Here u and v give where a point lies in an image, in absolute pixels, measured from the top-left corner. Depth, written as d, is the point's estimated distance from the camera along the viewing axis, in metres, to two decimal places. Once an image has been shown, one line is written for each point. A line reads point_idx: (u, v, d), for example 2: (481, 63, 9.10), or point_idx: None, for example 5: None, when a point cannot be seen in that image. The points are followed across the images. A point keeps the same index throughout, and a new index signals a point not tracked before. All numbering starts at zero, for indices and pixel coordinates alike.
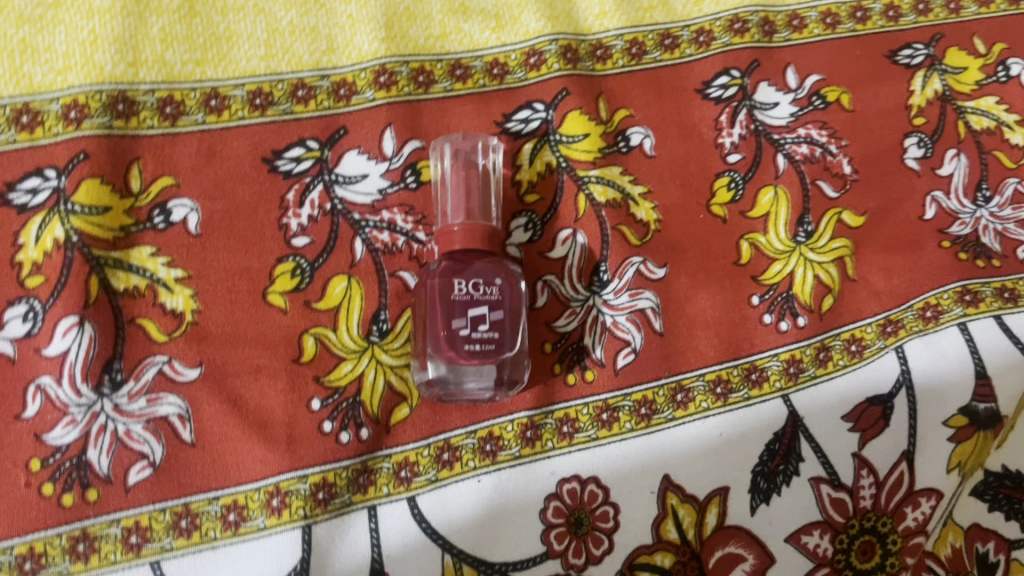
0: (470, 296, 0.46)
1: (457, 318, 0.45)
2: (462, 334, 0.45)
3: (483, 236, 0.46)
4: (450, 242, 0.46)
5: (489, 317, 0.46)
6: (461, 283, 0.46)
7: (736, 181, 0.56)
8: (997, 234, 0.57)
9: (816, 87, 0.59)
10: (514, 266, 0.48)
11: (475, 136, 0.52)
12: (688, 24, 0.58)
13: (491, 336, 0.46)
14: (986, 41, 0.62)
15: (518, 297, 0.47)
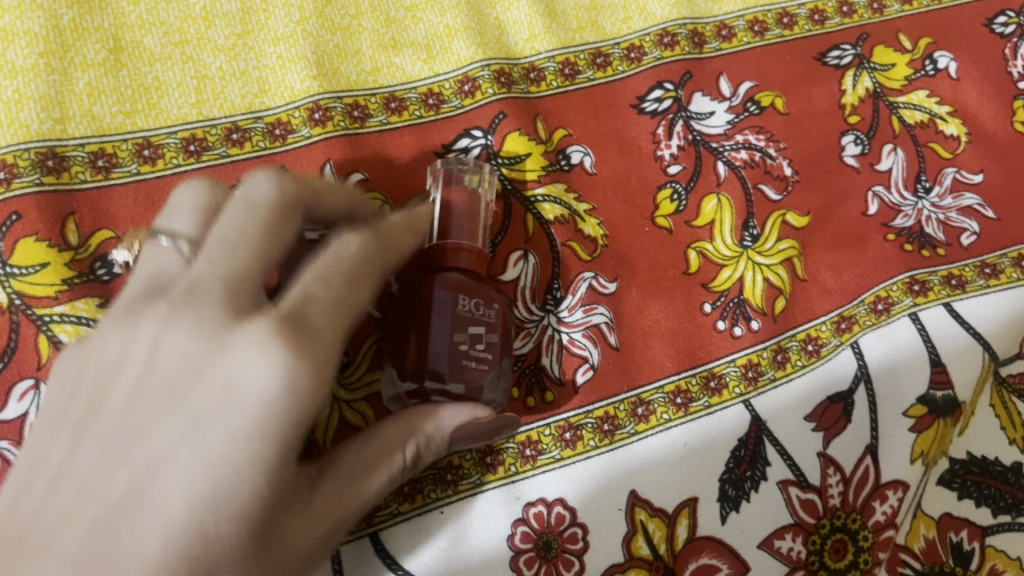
0: (472, 315, 0.44)
1: (457, 334, 0.43)
2: (462, 349, 0.43)
3: (470, 257, 0.46)
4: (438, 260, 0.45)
5: (485, 337, 0.44)
6: (465, 299, 0.44)
7: (679, 192, 0.56)
8: (941, 224, 0.58)
9: (749, 93, 0.59)
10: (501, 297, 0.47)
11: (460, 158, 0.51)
12: (619, 42, 0.59)
13: (486, 357, 0.44)
14: (911, 37, 0.63)
15: (506, 321, 0.46)
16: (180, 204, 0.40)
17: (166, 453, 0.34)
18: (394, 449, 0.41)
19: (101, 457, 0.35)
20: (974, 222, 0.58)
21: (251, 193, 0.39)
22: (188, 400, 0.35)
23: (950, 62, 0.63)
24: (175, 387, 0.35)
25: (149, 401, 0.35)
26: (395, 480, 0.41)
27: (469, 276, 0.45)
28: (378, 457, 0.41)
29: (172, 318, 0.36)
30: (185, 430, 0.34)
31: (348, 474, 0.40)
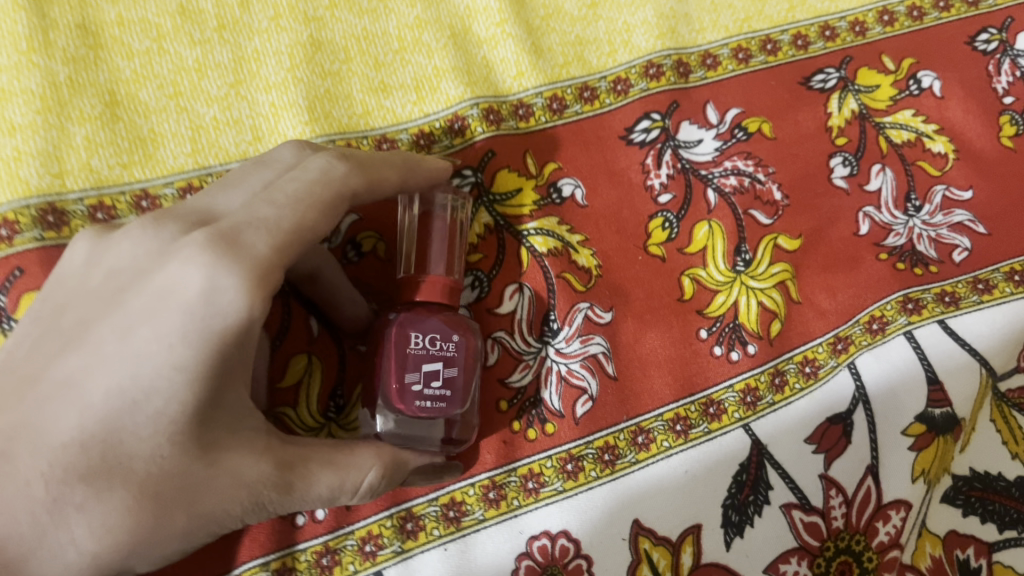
0: (426, 352, 0.44)
1: (410, 371, 0.44)
2: (414, 389, 0.44)
3: (444, 290, 0.46)
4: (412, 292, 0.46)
5: (443, 374, 0.45)
6: (418, 337, 0.45)
7: (670, 220, 0.57)
8: (932, 241, 0.58)
9: (736, 120, 0.60)
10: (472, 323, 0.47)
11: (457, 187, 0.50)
12: (605, 75, 0.59)
13: (443, 393, 0.45)
14: (895, 58, 0.64)
15: (472, 356, 0.46)
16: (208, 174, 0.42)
17: (96, 350, 0.37)
18: (350, 472, 0.41)
19: (52, 349, 0.38)
20: (965, 238, 0.58)
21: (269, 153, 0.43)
22: (122, 303, 0.37)
23: (934, 81, 0.63)
24: (112, 299, 0.38)
25: (94, 301, 0.38)
26: (338, 497, 0.42)
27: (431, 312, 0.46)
28: (338, 471, 0.41)
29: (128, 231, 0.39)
30: (114, 328, 0.37)
31: (301, 475, 0.40)
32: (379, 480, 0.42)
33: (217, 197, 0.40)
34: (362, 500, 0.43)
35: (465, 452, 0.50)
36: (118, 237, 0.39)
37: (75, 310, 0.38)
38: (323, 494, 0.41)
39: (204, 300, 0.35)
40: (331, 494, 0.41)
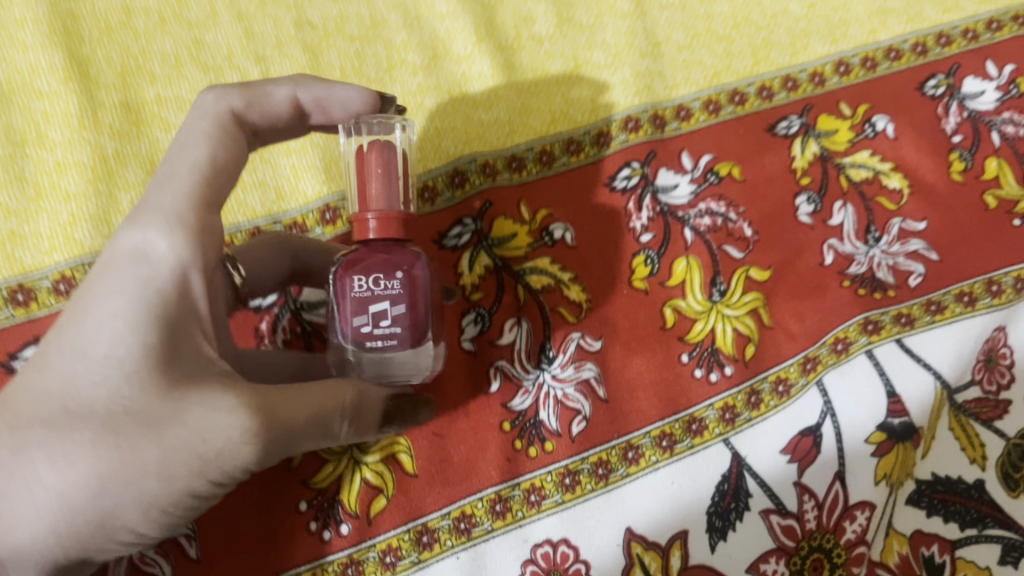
0: (371, 293, 0.45)
1: (357, 315, 0.45)
2: (364, 330, 0.45)
3: (398, 225, 0.46)
4: (364, 231, 0.45)
5: (391, 313, 0.45)
6: (362, 279, 0.44)
7: (651, 257, 0.63)
8: (890, 268, 0.64)
9: (709, 166, 0.67)
10: (420, 256, 0.46)
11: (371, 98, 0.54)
12: (589, 129, 0.66)
13: (392, 331, 0.45)
14: (851, 105, 0.70)
15: (422, 287, 0.46)
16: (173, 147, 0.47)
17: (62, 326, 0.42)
18: (327, 391, 0.45)
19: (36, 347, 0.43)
20: (921, 264, 0.64)
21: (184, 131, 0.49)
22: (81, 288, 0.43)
23: (887, 125, 0.70)
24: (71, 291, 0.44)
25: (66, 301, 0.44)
26: (325, 421, 0.45)
27: (372, 249, 0.45)
28: (314, 395, 0.45)
29: None
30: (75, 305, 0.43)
31: (280, 404, 0.43)
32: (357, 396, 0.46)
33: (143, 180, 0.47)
34: (349, 425, 0.46)
35: (473, 470, 0.56)
36: None
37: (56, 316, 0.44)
38: (312, 419, 0.44)
39: (145, 257, 0.43)
40: (315, 420, 0.45)
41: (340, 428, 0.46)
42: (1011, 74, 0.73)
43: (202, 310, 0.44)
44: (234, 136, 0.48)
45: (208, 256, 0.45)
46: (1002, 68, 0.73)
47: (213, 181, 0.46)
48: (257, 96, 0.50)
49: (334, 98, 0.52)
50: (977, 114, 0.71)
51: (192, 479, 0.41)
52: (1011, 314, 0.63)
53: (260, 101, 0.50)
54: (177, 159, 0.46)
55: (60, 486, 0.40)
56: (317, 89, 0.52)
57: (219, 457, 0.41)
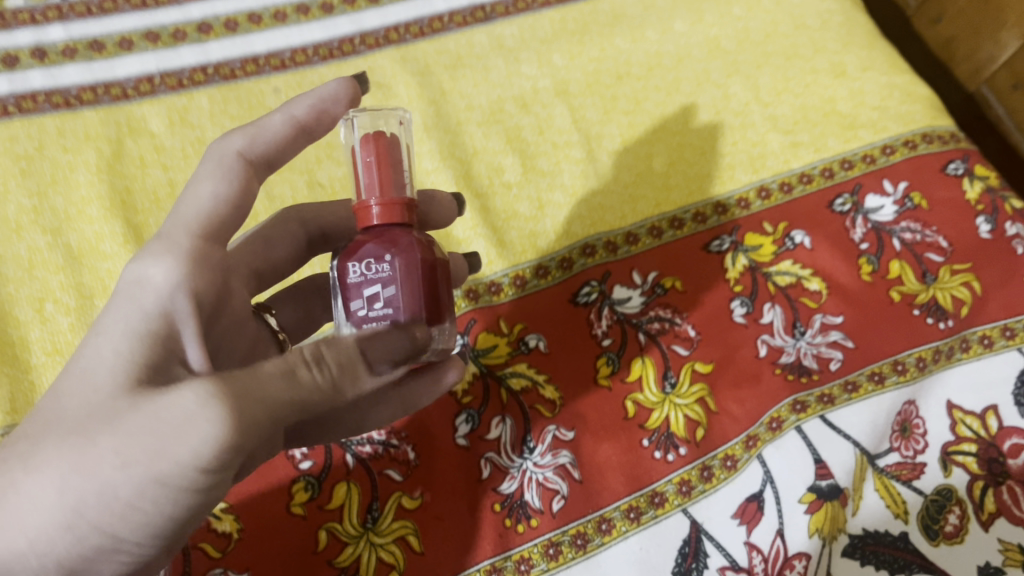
0: (364, 276, 0.45)
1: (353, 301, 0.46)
2: (360, 314, 0.46)
3: (401, 210, 0.48)
4: (367, 218, 0.48)
5: (382, 295, 0.45)
6: (356, 265, 0.46)
7: (612, 358, 0.75)
8: (815, 356, 0.76)
9: (656, 280, 0.80)
10: (416, 240, 0.47)
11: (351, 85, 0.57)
12: (554, 256, 0.80)
13: (385, 313, 0.45)
14: (773, 223, 0.84)
15: (417, 268, 0.46)
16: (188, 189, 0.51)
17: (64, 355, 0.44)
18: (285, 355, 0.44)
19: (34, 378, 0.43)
20: (839, 352, 0.76)
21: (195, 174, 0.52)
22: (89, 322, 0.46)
23: (805, 237, 0.83)
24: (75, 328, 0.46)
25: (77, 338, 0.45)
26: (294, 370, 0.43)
27: (372, 233, 0.47)
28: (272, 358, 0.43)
29: None
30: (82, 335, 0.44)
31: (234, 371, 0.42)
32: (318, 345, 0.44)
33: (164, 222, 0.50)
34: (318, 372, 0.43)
35: (471, 545, 0.66)
36: None
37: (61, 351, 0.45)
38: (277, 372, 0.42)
39: (139, 280, 0.45)
40: (283, 373, 0.42)
41: (308, 381, 0.43)
42: (905, 190, 0.87)
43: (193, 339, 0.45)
44: (242, 171, 0.51)
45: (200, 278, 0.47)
46: (897, 186, 0.87)
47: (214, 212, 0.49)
48: (257, 130, 0.53)
49: (329, 108, 0.56)
50: (879, 225, 0.84)
51: (153, 470, 0.39)
52: (918, 388, 0.76)
53: (263, 131, 0.54)
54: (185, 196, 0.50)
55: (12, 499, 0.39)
56: (311, 102, 0.55)
57: (178, 434, 0.39)
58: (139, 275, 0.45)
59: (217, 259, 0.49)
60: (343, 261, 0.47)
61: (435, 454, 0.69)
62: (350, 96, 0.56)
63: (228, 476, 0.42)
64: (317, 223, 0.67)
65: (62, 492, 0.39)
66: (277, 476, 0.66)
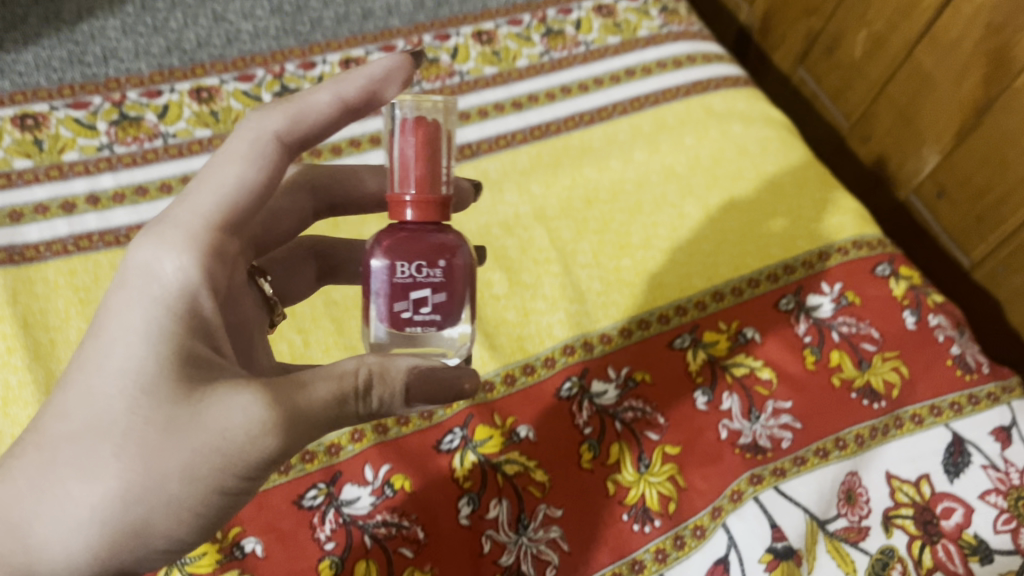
0: (415, 279, 0.56)
1: (399, 301, 0.56)
2: (406, 314, 0.56)
3: (435, 209, 0.57)
4: (403, 212, 0.57)
5: (430, 299, 0.56)
6: (406, 268, 0.56)
7: (593, 444, 0.86)
8: (768, 437, 0.88)
9: (629, 374, 0.92)
10: (456, 242, 0.57)
11: (403, 63, 0.62)
12: (539, 355, 0.92)
13: (431, 315, 0.57)
14: (727, 321, 0.97)
15: (458, 274, 0.57)
16: (211, 167, 0.56)
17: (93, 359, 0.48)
18: (337, 376, 0.50)
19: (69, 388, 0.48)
20: (790, 432, 0.88)
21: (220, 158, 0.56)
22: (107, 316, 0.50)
23: (755, 334, 0.96)
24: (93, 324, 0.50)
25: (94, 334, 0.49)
26: (344, 403, 0.49)
27: (411, 230, 0.57)
28: (331, 377, 0.49)
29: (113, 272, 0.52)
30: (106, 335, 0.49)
31: (295, 388, 0.48)
32: (371, 375, 0.50)
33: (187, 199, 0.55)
34: (362, 408, 0.50)
35: None
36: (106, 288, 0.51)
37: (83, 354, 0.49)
38: (328, 399, 0.49)
39: (153, 275, 0.50)
40: (336, 404, 0.49)
41: (352, 410, 0.50)
42: (840, 290, 1.00)
43: (213, 328, 0.51)
44: (274, 154, 0.58)
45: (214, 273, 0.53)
46: (833, 286, 1.01)
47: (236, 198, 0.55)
48: (300, 113, 0.59)
49: (374, 92, 0.61)
50: (819, 320, 0.97)
51: (216, 482, 0.46)
52: (858, 461, 0.87)
53: (305, 113, 0.60)
54: (196, 190, 0.55)
55: (78, 508, 0.44)
56: (348, 83, 0.60)
57: (241, 452, 0.46)
58: (159, 274, 0.50)
59: (229, 248, 0.55)
60: (390, 259, 0.56)
61: (441, 533, 0.79)
62: (402, 76, 0.62)
63: (262, 479, 0.49)
64: (331, 196, 0.78)
65: (132, 506, 0.45)
66: (306, 556, 0.76)
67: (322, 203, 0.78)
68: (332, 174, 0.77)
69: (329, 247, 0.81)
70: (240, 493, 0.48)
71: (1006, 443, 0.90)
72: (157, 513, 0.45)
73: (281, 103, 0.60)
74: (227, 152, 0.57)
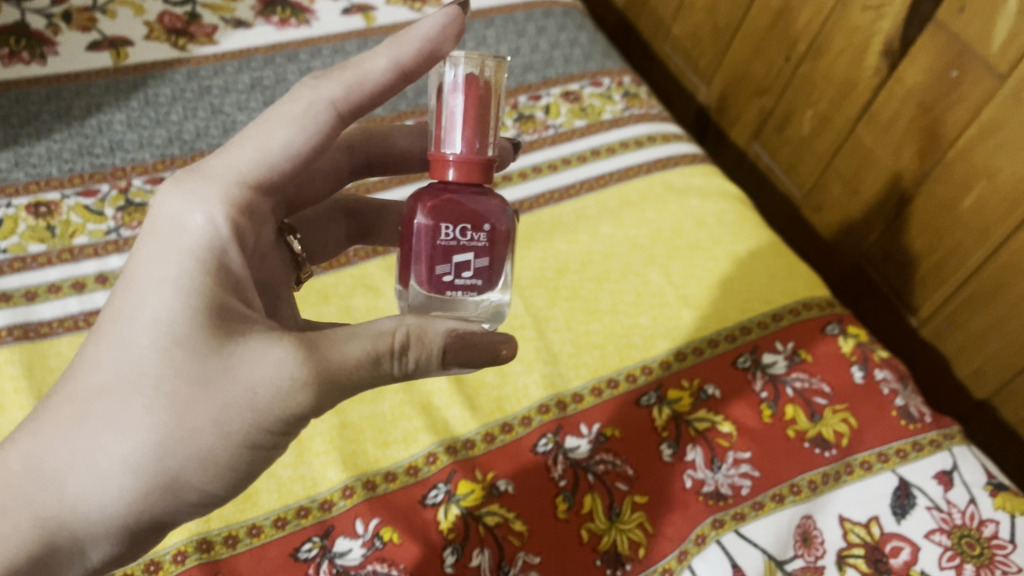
0: (460, 243, 0.65)
1: (443, 264, 0.66)
2: (449, 276, 0.66)
3: (476, 169, 0.65)
4: (445, 170, 0.66)
5: (472, 263, 0.66)
6: (453, 232, 0.65)
7: (568, 495, 0.93)
8: (729, 485, 0.95)
9: (600, 430, 0.99)
10: (500, 209, 0.66)
11: (455, 16, 0.69)
12: (516, 415, 1.00)
13: (473, 278, 0.67)
14: (689, 379, 1.05)
15: (500, 239, 0.66)
16: (257, 130, 0.66)
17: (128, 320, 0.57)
18: (376, 338, 0.59)
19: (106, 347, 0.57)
20: (749, 480, 0.96)
21: (263, 124, 0.66)
22: (139, 277, 0.59)
23: (715, 390, 1.04)
24: (128, 282, 0.59)
25: (128, 293, 0.59)
26: (380, 361, 0.59)
27: (454, 191, 0.66)
28: (371, 337, 0.59)
29: (147, 235, 0.61)
30: (139, 295, 0.58)
31: (337, 345, 0.58)
32: (406, 339, 0.60)
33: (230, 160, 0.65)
34: (397, 366, 0.60)
35: None
36: (142, 247, 0.61)
37: (118, 315, 0.58)
38: (366, 358, 0.58)
39: (185, 240, 0.60)
40: (372, 364, 0.59)
41: (387, 368, 0.60)
42: (793, 348, 1.09)
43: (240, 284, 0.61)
44: (322, 116, 0.66)
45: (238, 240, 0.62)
46: (786, 345, 1.09)
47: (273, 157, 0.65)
48: (360, 80, 0.68)
49: (433, 51, 0.68)
50: (774, 377, 1.06)
51: (241, 438, 0.56)
52: (812, 505, 0.94)
53: (365, 79, 0.68)
54: (241, 146, 0.65)
55: (114, 456, 0.54)
56: (403, 48, 0.67)
57: (273, 407, 0.56)
58: (191, 234, 0.60)
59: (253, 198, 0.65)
60: (436, 222, 0.65)
61: None
62: (453, 32, 0.69)
63: (300, 426, 0.59)
64: (370, 154, 0.90)
65: (165, 459, 0.55)
66: None
67: (362, 162, 0.90)
68: (372, 135, 0.90)
69: (361, 208, 0.93)
70: (262, 445, 0.58)
71: (948, 485, 0.98)
72: (188, 464, 0.55)
73: (342, 69, 0.68)
74: (273, 115, 0.66)
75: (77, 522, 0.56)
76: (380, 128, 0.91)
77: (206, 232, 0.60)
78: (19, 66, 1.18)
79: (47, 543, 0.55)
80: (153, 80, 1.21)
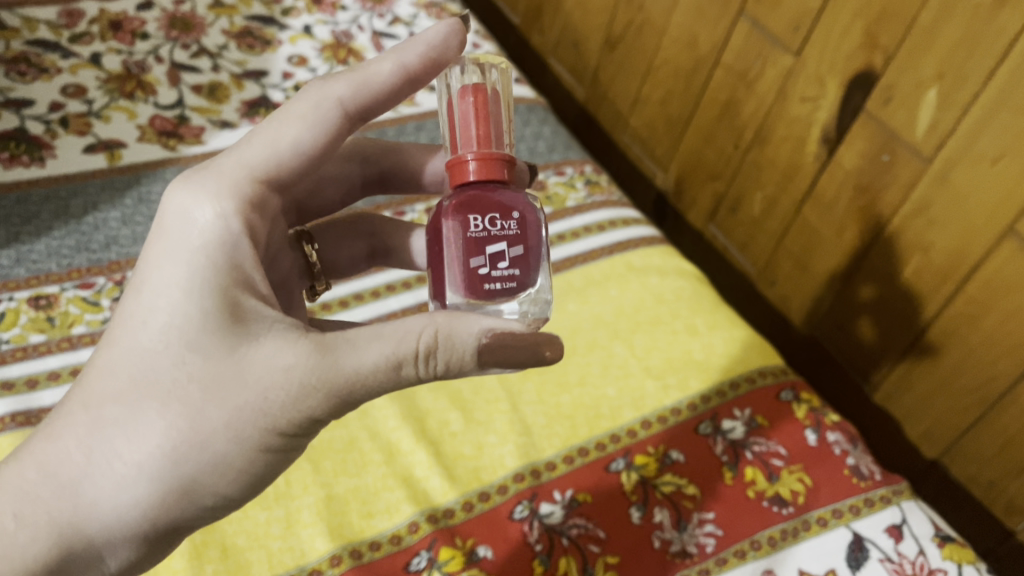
0: (492, 233, 0.72)
1: (477, 256, 0.71)
2: (485, 268, 0.71)
3: (494, 164, 0.74)
4: (465, 168, 0.74)
5: (505, 253, 0.72)
6: (484, 224, 0.72)
7: (544, 558, 0.99)
8: (695, 543, 1.02)
9: (573, 496, 1.05)
10: (525, 205, 0.74)
11: (457, 28, 0.78)
12: (493, 483, 1.05)
13: (507, 269, 0.72)
14: (655, 445, 1.12)
15: (528, 231, 0.73)
16: (269, 130, 0.76)
17: (142, 329, 0.67)
18: (401, 341, 0.64)
19: (121, 358, 0.67)
20: (713, 537, 1.02)
21: (273, 126, 0.76)
22: (152, 284, 0.69)
23: (679, 455, 1.11)
24: (141, 288, 0.69)
25: (142, 303, 0.68)
26: (401, 364, 0.65)
27: (481, 190, 0.73)
28: (394, 339, 0.64)
29: (160, 245, 0.71)
30: (151, 303, 0.68)
31: (357, 348, 0.64)
32: (430, 344, 0.64)
33: (244, 155, 0.75)
34: (419, 369, 0.65)
35: None
36: (158, 254, 0.70)
37: (131, 325, 0.68)
38: (387, 362, 0.64)
39: (194, 252, 0.69)
40: (391, 366, 0.64)
41: (408, 370, 0.65)
42: (750, 414, 1.16)
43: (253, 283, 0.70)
44: (328, 113, 0.77)
45: (247, 245, 0.71)
46: (744, 411, 1.17)
47: (282, 155, 0.76)
48: (365, 81, 0.77)
49: (435, 58, 0.78)
50: (733, 442, 1.13)
51: (249, 444, 0.65)
52: (773, 560, 1.01)
53: (368, 82, 0.77)
54: (252, 146, 0.76)
55: (130, 459, 0.64)
56: (404, 56, 0.77)
57: (283, 409, 0.64)
58: (201, 241, 0.69)
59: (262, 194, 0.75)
60: (466, 216, 0.72)
61: None
62: (453, 37, 0.78)
63: (315, 424, 0.67)
64: (381, 167, 1.00)
65: (180, 464, 0.64)
66: None
67: (373, 174, 1.01)
68: (385, 151, 1.00)
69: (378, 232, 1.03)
70: (274, 447, 0.66)
71: (898, 538, 1.04)
72: (203, 470, 0.65)
73: (350, 73, 0.78)
74: (284, 117, 0.76)
75: (100, 520, 0.66)
76: (394, 145, 1.00)
77: (213, 242, 0.70)
78: (19, 169, 1.26)
79: (71, 537, 0.65)
80: (146, 179, 1.29)
